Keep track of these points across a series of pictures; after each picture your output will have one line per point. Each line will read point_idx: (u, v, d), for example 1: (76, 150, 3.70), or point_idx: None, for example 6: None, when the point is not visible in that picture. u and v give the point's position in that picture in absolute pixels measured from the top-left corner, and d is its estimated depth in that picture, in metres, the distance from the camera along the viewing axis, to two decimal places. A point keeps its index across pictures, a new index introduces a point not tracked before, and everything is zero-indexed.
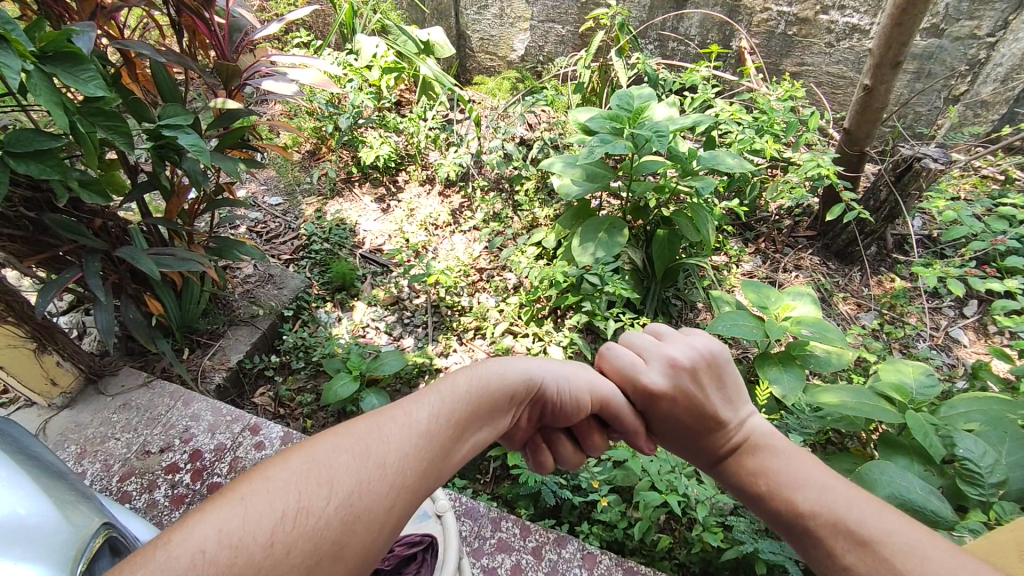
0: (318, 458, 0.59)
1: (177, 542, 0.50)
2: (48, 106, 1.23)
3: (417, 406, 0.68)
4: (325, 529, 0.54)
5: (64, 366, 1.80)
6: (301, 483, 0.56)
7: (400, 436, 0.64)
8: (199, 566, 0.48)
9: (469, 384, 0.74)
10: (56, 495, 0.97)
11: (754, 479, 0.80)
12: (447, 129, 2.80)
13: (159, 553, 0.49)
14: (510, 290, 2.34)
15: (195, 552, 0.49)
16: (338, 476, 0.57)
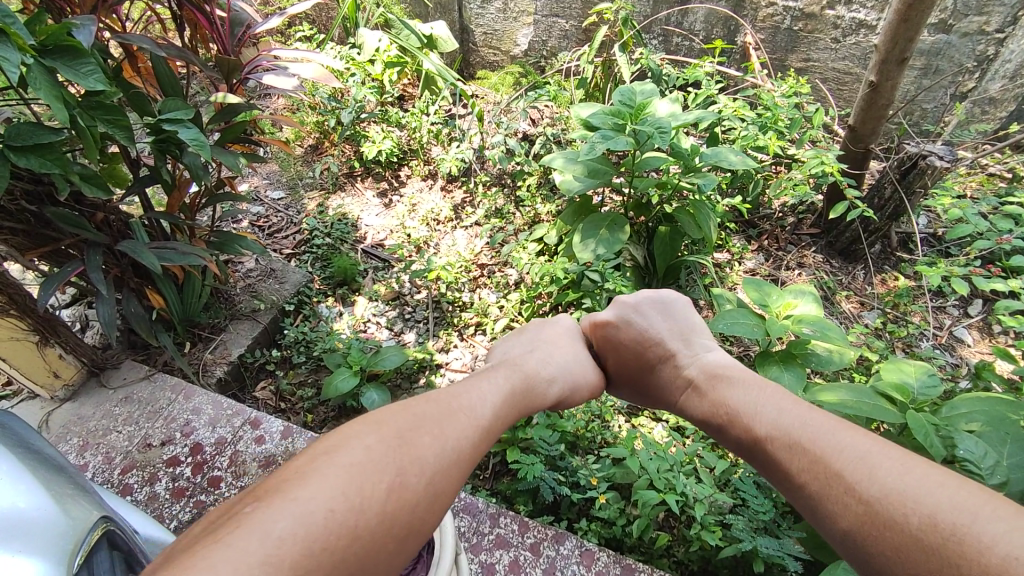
0: (383, 446, 0.80)
1: (303, 500, 0.69)
2: (47, 100, 1.22)
3: (475, 411, 0.96)
4: (418, 494, 0.78)
5: (67, 359, 1.81)
6: (379, 464, 0.77)
7: (441, 436, 0.86)
8: (324, 521, 0.68)
9: (478, 392, 1.03)
10: (54, 489, 0.97)
11: (710, 402, 1.20)
12: (450, 124, 2.79)
13: (290, 510, 0.67)
14: (511, 286, 2.34)
15: (326, 510, 0.69)
16: (406, 460, 0.80)
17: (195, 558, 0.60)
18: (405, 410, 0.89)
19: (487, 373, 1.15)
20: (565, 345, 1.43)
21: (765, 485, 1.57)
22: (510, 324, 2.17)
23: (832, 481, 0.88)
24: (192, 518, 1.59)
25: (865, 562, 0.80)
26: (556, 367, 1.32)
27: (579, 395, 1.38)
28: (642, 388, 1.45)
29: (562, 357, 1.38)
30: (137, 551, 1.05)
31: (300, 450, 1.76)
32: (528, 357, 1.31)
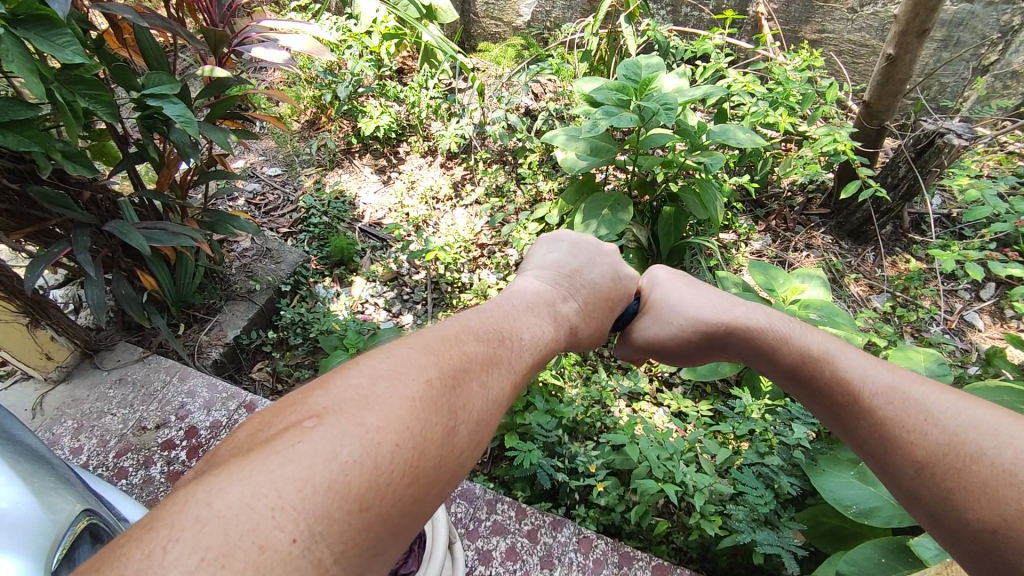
0: (441, 379, 0.67)
1: (369, 423, 0.57)
2: (21, 73, 1.17)
3: (520, 353, 0.81)
4: (466, 438, 0.65)
5: (59, 341, 1.78)
6: (439, 400, 0.64)
7: (490, 380, 0.73)
8: (390, 456, 0.56)
9: (528, 333, 0.86)
10: (33, 482, 0.94)
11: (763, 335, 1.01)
12: (449, 99, 2.71)
13: (355, 432, 0.56)
14: (511, 267, 2.29)
15: (392, 445, 0.57)
16: (462, 400, 0.67)
17: (252, 468, 0.51)
18: (461, 342, 0.74)
19: (535, 309, 0.94)
20: (600, 304, 1.12)
21: (766, 475, 1.54)
22: None
23: (907, 409, 0.77)
24: None
25: (937, 504, 0.69)
26: (588, 317, 1.07)
27: (591, 336, 1.09)
28: (661, 329, 1.15)
29: (598, 298, 1.11)
30: None
31: None
32: (581, 299, 1.06)
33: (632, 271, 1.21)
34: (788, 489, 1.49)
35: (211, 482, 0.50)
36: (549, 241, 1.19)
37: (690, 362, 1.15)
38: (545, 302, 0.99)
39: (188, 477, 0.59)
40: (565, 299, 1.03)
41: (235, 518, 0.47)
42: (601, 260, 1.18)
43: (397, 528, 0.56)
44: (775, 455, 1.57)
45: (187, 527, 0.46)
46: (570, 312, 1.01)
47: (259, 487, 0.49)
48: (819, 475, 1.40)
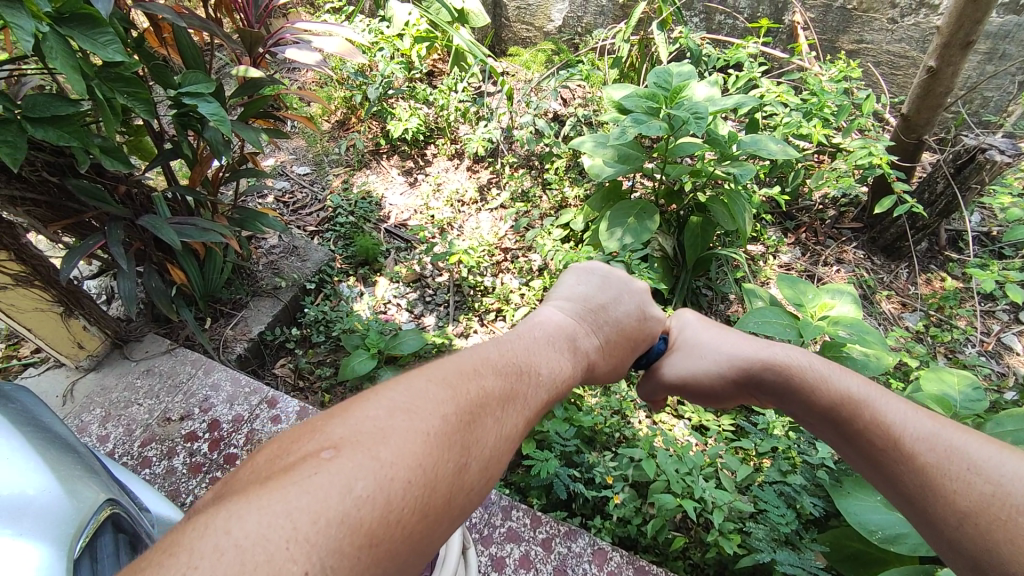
0: (458, 414, 0.66)
1: (383, 458, 0.57)
2: (64, 70, 1.21)
3: (537, 387, 0.79)
4: (478, 477, 0.64)
5: (91, 331, 1.83)
6: (454, 435, 0.64)
7: (505, 417, 0.71)
8: (402, 493, 0.56)
9: (547, 368, 0.83)
10: (59, 471, 0.96)
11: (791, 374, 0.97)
12: (477, 102, 2.73)
13: (370, 466, 0.56)
14: (534, 272, 2.28)
15: (403, 481, 0.57)
16: (476, 436, 0.66)
17: (270, 497, 0.51)
18: (478, 377, 0.73)
19: (555, 342, 0.90)
20: (624, 342, 1.05)
21: (787, 495, 1.51)
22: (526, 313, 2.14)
23: (951, 456, 0.74)
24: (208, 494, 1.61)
25: (985, 556, 0.66)
26: (607, 355, 1.00)
27: (608, 373, 1.02)
28: (688, 365, 1.10)
29: (621, 338, 1.03)
30: (145, 537, 1.04)
31: None
32: (603, 335, 0.99)
33: (660, 312, 1.12)
34: (811, 510, 1.45)
35: (229, 508, 0.50)
36: (578, 269, 1.10)
37: (714, 401, 1.09)
38: (566, 334, 0.93)
39: (204, 501, 0.59)
40: (588, 332, 0.97)
41: (252, 547, 0.47)
42: (628, 298, 1.08)
43: (405, 565, 0.55)
44: (798, 474, 1.56)
45: (205, 555, 0.46)
46: (590, 345, 0.95)
47: (275, 517, 0.49)
48: (845, 497, 1.36)
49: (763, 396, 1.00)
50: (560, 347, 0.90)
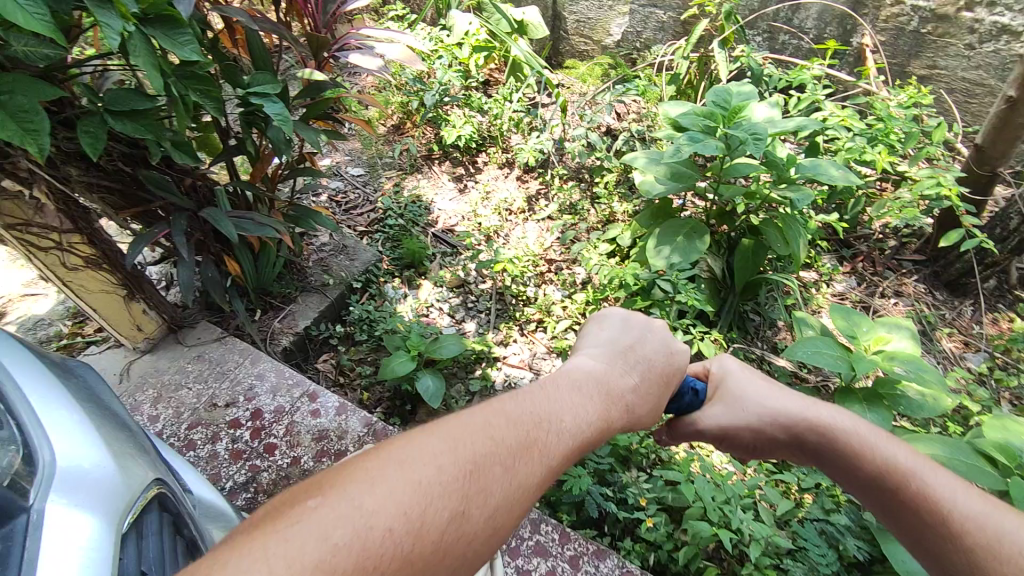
0: (457, 467, 0.67)
1: (368, 509, 0.60)
2: (145, 67, 1.28)
3: (560, 434, 0.76)
4: (477, 529, 0.64)
5: (149, 314, 1.92)
6: (450, 486, 0.65)
7: (514, 468, 0.70)
8: (381, 542, 0.58)
9: (570, 413, 0.79)
10: (115, 447, 1.01)
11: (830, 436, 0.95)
12: (531, 113, 2.75)
13: (352, 517, 0.59)
14: (578, 285, 2.28)
15: (384, 531, 0.59)
16: (477, 487, 0.66)
17: (260, 544, 0.56)
18: (490, 424, 0.72)
19: (581, 386, 0.86)
20: (661, 384, 0.99)
21: (829, 534, 1.45)
22: (568, 326, 2.14)
23: (1000, 540, 0.77)
24: (246, 481, 1.67)
25: None
26: (646, 400, 0.94)
27: (651, 417, 0.96)
28: (726, 412, 1.05)
29: (657, 377, 0.98)
30: (190, 514, 1.09)
31: (353, 428, 1.80)
32: (635, 375, 0.94)
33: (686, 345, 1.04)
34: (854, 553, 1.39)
35: (223, 552, 0.55)
36: (597, 318, 1.07)
37: (755, 454, 1.05)
38: (597, 379, 0.89)
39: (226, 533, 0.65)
40: (620, 375, 0.92)
41: None
42: (655, 338, 1.03)
43: None
44: (842, 514, 1.50)
45: None
46: (620, 385, 0.90)
47: (254, 564, 0.54)
48: (892, 542, 1.29)
49: (808, 454, 0.98)
50: (588, 391, 0.86)
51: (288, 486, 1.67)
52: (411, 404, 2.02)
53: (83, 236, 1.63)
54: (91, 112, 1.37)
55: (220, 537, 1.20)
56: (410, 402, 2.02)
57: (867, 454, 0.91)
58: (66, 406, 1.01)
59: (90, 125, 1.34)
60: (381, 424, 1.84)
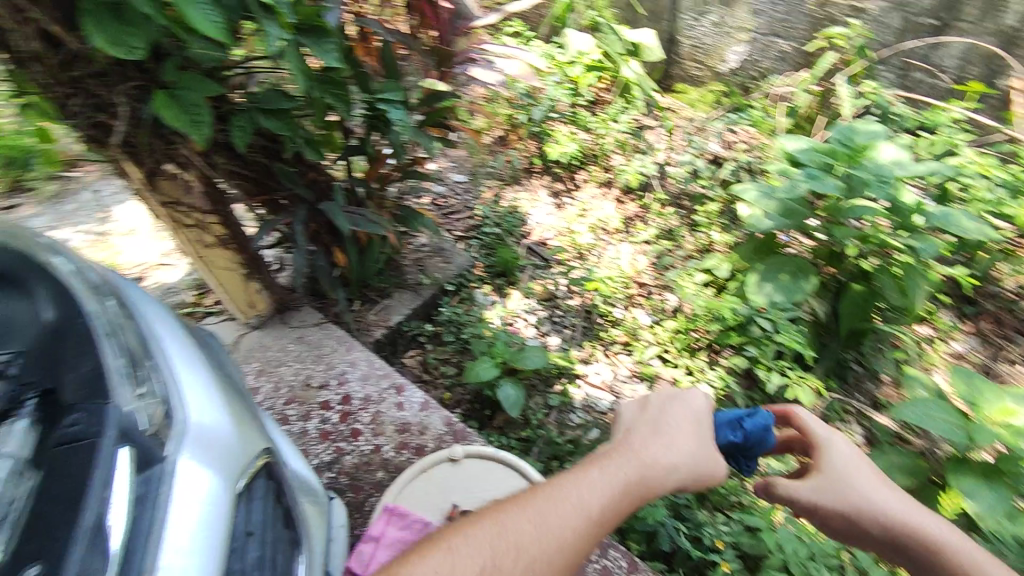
0: (493, 537, 0.84)
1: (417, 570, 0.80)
2: (295, 73, 1.42)
3: (586, 498, 0.89)
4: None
5: (262, 294, 2.07)
6: (484, 549, 0.83)
7: (541, 532, 0.85)
8: None
9: (592, 483, 0.91)
10: (235, 414, 1.10)
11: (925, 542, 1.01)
12: (636, 136, 2.76)
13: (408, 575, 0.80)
14: (668, 312, 2.25)
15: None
16: (510, 549, 0.83)
17: None
18: (525, 500, 0.89)
19: (613, 454, 0.95)
20: (694, 431, 1.01)
21: None
22: (655, 354, 2.12)
23: None
24: (331, 461, 1.77)
25: None
26: (685, 452, 0.97)
27: (703, 460, 0.98)
28: (822, 487, 1.06)
29: (693, 430, 1.01)
30: (288, 482, 1.17)
31: (434, 426, 1.86)
32: (662, 429, 0.99)
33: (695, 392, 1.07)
34: None
35: None
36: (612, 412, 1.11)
37: (840, 535, 1.07)
38: (622, 449, 0.96)
39: None
40: (644, 441, 0.97)
41: None
42: (663, 400, 1.06)
43: None
44: None
45: None
46: (644, 441, 0.97)
47: None
48: None
49: (899, 552, 1.03)
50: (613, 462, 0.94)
51: (369, 471, 1.75)
52: (490, 410, 2.06)
53: (218, 217, 1.79)
54: (243, 109, 1.51)
55: (312, 511, 1.25)
56: (489, 407, 2.06)
57: (975, 569, 0.99)
58: (198, 370, 1.09)
59: (241, 120, 1.49)
60: (461, 425, 1.89)
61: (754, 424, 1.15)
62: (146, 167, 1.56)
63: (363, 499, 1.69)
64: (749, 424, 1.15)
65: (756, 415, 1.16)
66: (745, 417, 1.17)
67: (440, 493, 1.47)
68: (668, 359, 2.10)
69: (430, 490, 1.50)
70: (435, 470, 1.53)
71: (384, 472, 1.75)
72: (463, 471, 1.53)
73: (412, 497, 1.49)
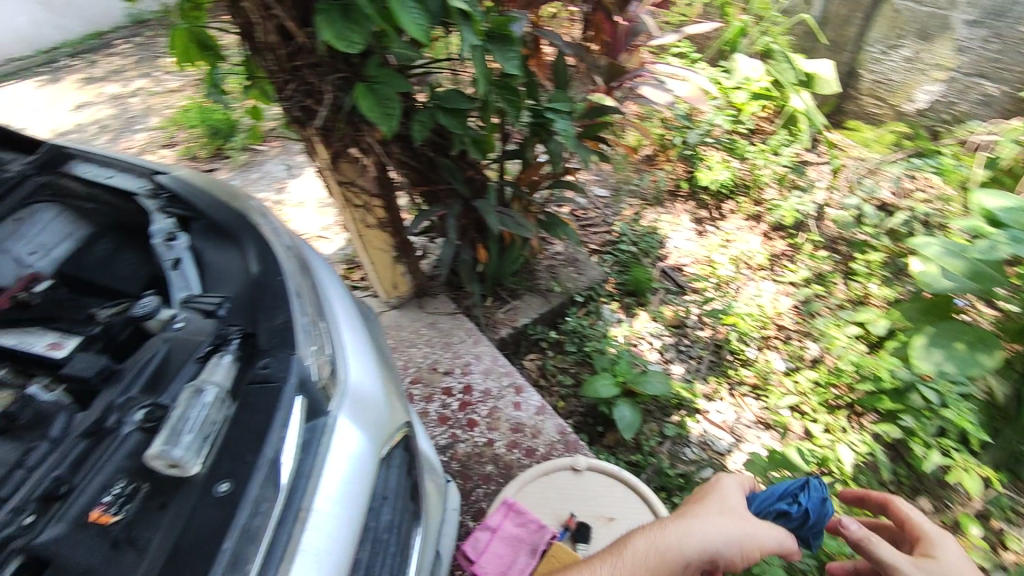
0: None
1: None
2: (478, 78, 1.50)
3: None
4: None
5: (406, 278, 2.21)
6: None
7: None
8: None
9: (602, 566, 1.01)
10: (386, 385, 1.18)
11: None
12: (798, 171, 2.62)
13: None
14: (806, 361, 2.10)
15: None
16: None
17: None
18: None
19: (632, 538, 1.04)
20: (716, 512, 1.04)
21: None
22: (791, 405, 1.98)
23: None
24: (446, 445, 1.85)
25: None
26: (709, 521, 1.01)
27: (722, 541, 0.99)
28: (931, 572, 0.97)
29: (721, 504, 1.06)
30: (420, 459, 1.24)
31: (547, 432, 1.88)
32: (683, 510, 1.06)
33: (723, 478, 1.12)
34: None
35: None
36: None
37: None
38: (641, 532, 1.04)
39: None
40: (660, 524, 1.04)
41: None
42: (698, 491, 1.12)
43: None
44: None
45: None
46: (665, 523, 1.03)
47: None
48: None
49: None
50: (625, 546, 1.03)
51: (479, 463, 1.81)
52: (602, 427, 2.04)
53: (382, 202, 1.94)
54: (425, 105, 1.63)
55: (433, 492, 1.30)
56: (601, 423, 2.05)
57: None
58: (361, 339, 1.19)
59: (422, 116, 1.61)
60: (573, 436, 1.89)
61: (807, 502, 1.14)
62: (333, 148, 1.74)
63: (471, 488, 1.75)
64: (800, 501, 1.14)
65: (807, 490, 1.15)
66: (797, 492, 1.15)
67: (559, 499, 1.48)
68: (806, 412, 1.96)
69: (549, 493, 1.53)
70: (556, 475, 1.56)
71: (493, 466, 1.80)
72: (581, 482, 1.54)
73: (530, 496, 1.52)
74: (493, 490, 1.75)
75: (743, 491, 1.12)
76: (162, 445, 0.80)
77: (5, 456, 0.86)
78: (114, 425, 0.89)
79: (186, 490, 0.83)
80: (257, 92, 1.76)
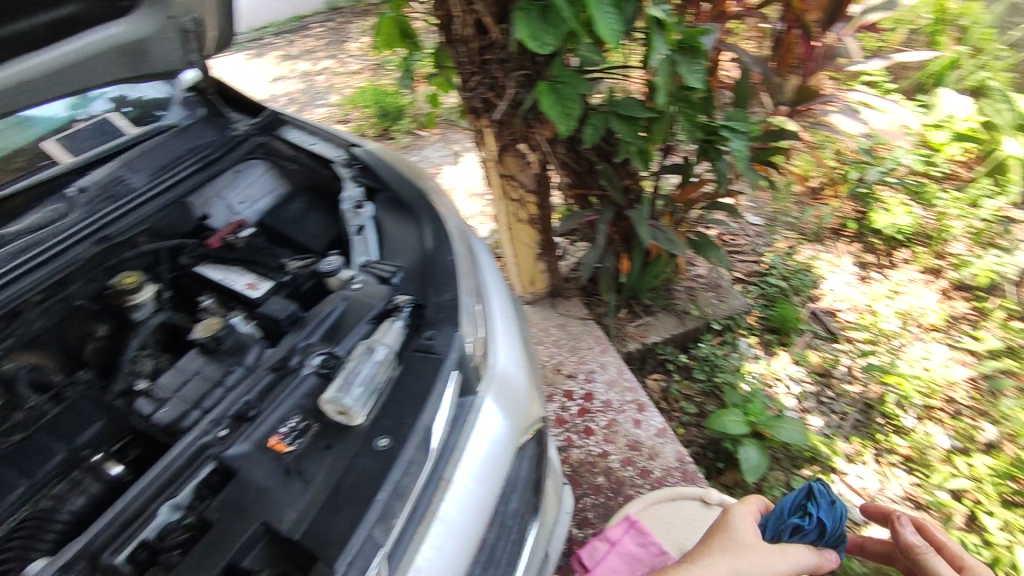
0: None
1: None
2: (658, 88, 1.47)
3: None
4: None
5: (544, 276, 2.24)
6: None
7: None
8: None
9: None
10: (529, 378, 1.19)
11: None
12: (1001, 228, 2.37)
13: None
14: (978, 443, 1.88)
15: None
16: None
17: None
18: None
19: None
20: (732, 546, 1.15)
21: None
22: (958, 488, 1.77)
23: None
24: (560, 446, 1.86)
25: None
26: (727, 558, 1.12)
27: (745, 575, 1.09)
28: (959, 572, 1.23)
29: (733, 538, 1.17)
30: (547, 457, 1.24)
31: (665, 456, 1.82)
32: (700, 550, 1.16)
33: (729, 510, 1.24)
34: None
35: None
36: None
37: None
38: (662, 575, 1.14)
39: None
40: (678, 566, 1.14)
41: None
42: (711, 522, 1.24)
43: None
44: None
45: None
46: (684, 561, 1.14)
47: None
48: None
49: None
50: None
51: (590, 472, 1.79)
52: (723, 463, 1.93)
53: (536, 199, 1.98)
54: (599, 110, 1.64)
55: (551, 492, 1.30)
56: (722, 460, 1.94)
57: None
58: (512, 329, 1.22)
59: (594, 120, 1.62)
60: (692, 466, 1.81)
61: (817, 511, 1.22)
62: (502, 142, 1.80)
63: (579, 495, 1.75)
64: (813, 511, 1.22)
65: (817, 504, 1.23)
66: (804, 503, 1.24)
67: (684, 529, 1.43)
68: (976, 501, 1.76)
69: (674, 520, 1.48)
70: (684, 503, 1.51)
71: (604, 478, 1.78)
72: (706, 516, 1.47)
73: (653, 518, 1.49)
74: (602, 502, 1.74)
75: (751, 515, 1.24)
76: (337, 392, 0.90)
77: (208, 374, 0.99)
78: (296, 366, 0.99)
79: (349, 436, 0.91)
80: (441, 81, 1.87)
